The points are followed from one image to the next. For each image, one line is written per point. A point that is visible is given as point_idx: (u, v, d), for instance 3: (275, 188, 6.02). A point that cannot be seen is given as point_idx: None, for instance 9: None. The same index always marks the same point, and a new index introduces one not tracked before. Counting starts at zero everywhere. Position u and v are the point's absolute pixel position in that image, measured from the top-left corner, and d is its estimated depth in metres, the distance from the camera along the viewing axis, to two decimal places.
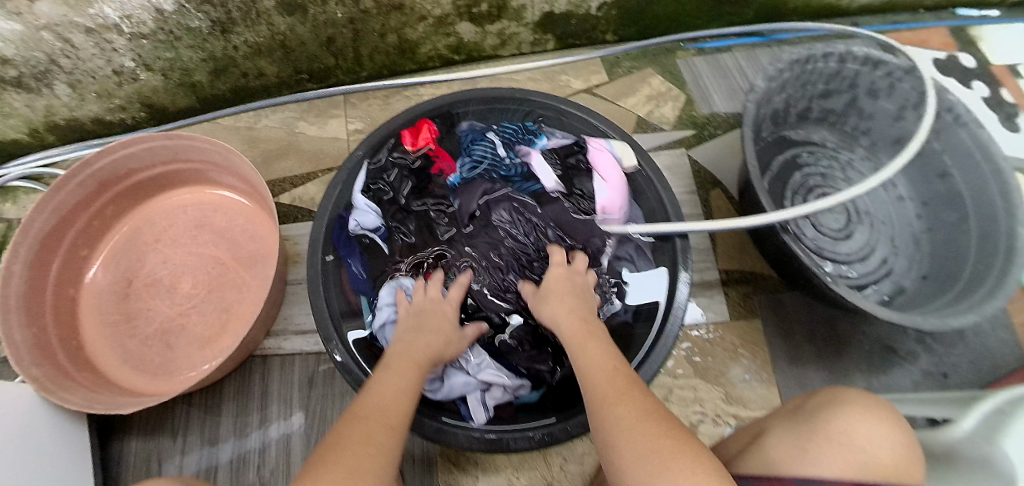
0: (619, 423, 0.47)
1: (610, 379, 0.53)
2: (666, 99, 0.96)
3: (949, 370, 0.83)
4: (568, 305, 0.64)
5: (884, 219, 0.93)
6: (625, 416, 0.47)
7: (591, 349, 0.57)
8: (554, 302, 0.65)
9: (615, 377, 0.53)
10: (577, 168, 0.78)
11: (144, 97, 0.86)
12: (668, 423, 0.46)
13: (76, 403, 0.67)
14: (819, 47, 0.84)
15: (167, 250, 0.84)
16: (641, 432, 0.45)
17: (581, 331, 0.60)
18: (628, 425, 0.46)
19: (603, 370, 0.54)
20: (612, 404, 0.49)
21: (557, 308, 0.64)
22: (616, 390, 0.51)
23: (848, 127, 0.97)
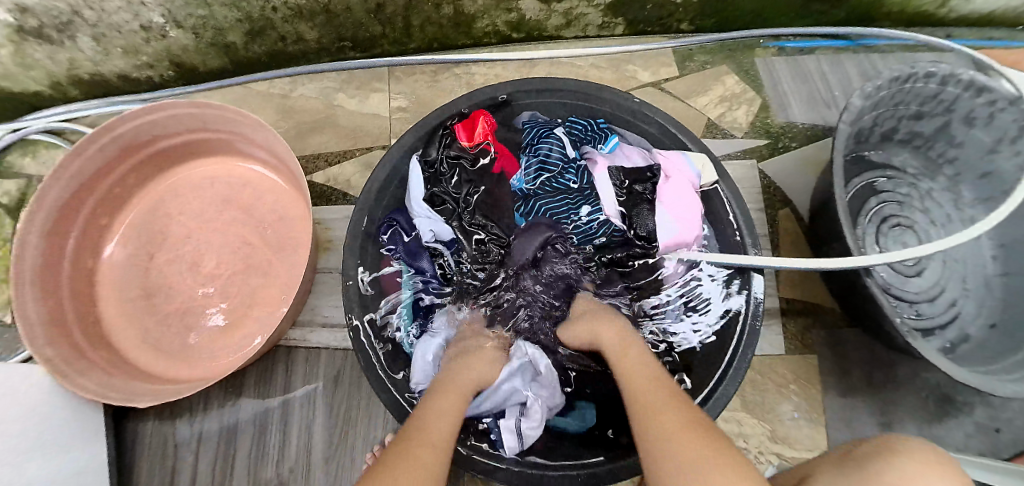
0: (660, 438, 0.44)
1: (646, 390, 0.50)
2: (740, 102, 0.87)
3: (1005, 426, 0.75)
4: (606, 328, 0.60)
5: (957, 257, 0.84)
6: (666, 429, 0.45)
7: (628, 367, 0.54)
8: (586, 322, 0.61)
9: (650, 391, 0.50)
10: (642, 196, 0.73)
11: (173, 55, 0.80)
12: (708, 436, 0.43)
13: (90, 390, 0.64)
14: (923, 65, 0.74)
15: (190, 225, 0.78)
16: (683, 447, 0.42)
17: (617, 338, 0.58)
18: (672, 441, 0.43)
19: (639, 384, 0.51)
20: (649, 422, 0.46)
21: (590, 328, 0.60)
22: (654, 404, 0.48)
23: (932, 154, 0.88)
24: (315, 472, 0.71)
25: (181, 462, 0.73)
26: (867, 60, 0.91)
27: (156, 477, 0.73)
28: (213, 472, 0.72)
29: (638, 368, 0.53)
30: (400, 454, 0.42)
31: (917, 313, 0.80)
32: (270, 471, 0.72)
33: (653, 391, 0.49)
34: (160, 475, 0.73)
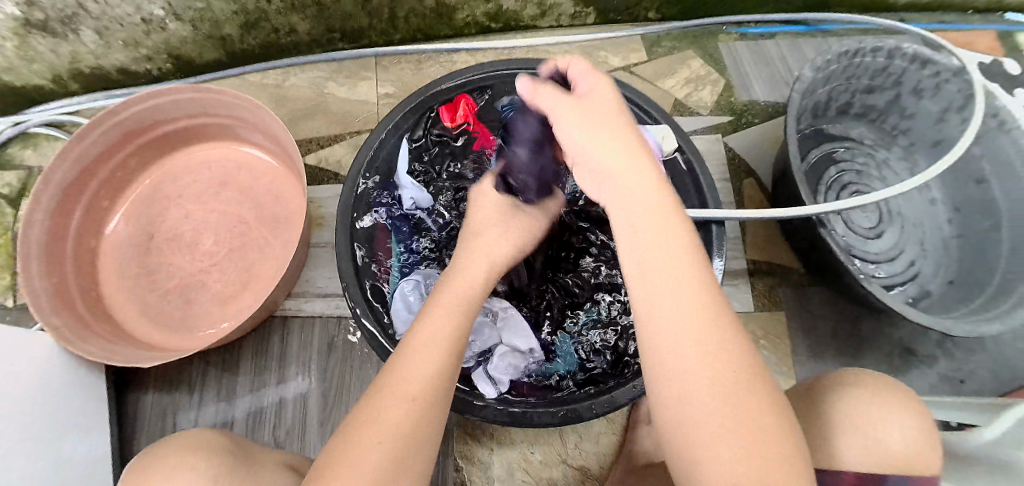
0: (690, 388, 0.35)
1: (678, 294, 0.38)
2: (705, 83, 0.94)
3: (967, 376, 0.79)
4: (621, 147, 0.43)
5: (916, 220, 0.89)
6: (699, 381, 0.35)
7: (653, 235, 0.39)
8: (603, 145, 0.42)
9: (681, 294, 0.38)
10: None
11: (171, 47, 0.85)
12: (749, 392, 0.35)
13: (94, 354, 0.67)
14: (869, 40, 0.81)
15: (189, 206, 0.83)
16: (714, 414, 0.34)
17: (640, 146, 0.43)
18: (703, 404, 0.35)
19: (667, 278, 0.38)
20: (673, 346, 0.36)
21: (604, 164, 0.42)
22: (684, 322, 0.37)
23: (887, 126, 0.95)
24: (309, 435, 0.74)
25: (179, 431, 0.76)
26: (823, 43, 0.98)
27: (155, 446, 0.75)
28: None
29: (666, 231, 0.40)
30: (378, 405, 0.40)
31: (879, 272, 0.86)
32: (267, 435, 0.74)
33: (685, 301, 0.37)
34: None
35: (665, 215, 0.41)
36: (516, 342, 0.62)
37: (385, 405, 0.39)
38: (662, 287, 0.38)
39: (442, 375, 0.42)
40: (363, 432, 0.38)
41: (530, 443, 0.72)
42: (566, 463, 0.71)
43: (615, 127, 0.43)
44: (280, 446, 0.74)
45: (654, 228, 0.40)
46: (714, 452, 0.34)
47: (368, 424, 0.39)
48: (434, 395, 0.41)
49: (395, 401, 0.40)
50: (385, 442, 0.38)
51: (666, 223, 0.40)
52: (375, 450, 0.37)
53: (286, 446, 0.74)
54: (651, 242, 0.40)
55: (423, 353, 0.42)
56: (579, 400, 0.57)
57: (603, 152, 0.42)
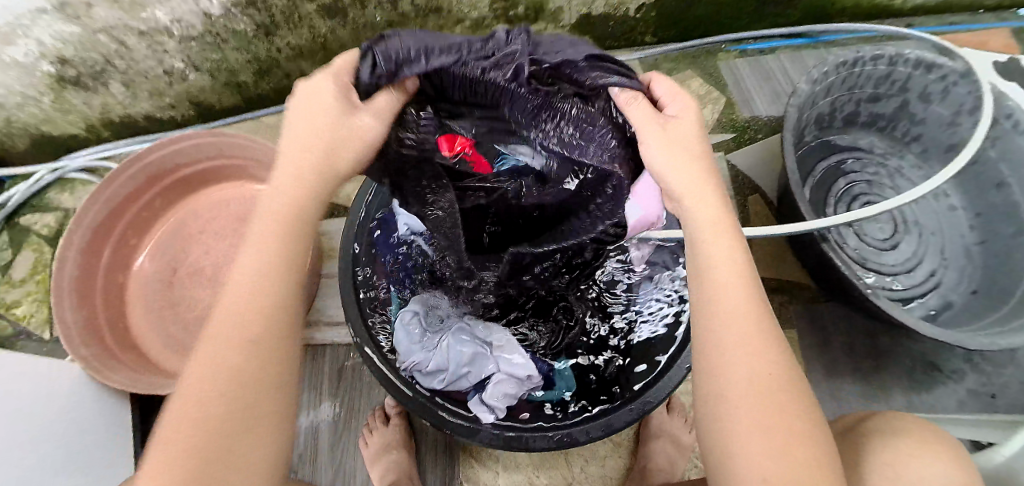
0: (735, 398, 0.36)
1: (737, 316, 0.37)
2: (705, 102, 0.94)
3: (999, 391, 0.75)
4: (693, 167, 0.41)
5: (933, 229, 0.86)
6: (748, 389, 0.35)
7: (719, 252, 0.39)
8: (684, 161, 0.41)
9: (740, 313, 0.37)
10: None
11: (192, 96, 0.91)
12: (788, 400, 0.35)
13: (119, 382, 0.72)
14: (868, 50, 0.79)
15: (210, 242, 0.88)
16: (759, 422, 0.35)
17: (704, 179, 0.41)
18: (746, 411, 0.35)
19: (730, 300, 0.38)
20: (733, 356, 0.36)
21: (683, 184, 0.41)
22: (740, 338, 0.37)
23: (898, 133, 0.92)
24: (320, 461, 0.76)
25: None
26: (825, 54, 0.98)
27: None
28: None
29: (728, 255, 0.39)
30: (207, 354, 0.35)
31: (898, 284, 0.82)
32: None
33: (740, 313, 0.37)
34: None
35: (728, 237, 0.40)
36: (514, 371, 0.61)
37: (216, 345, 0.35)
38: (724, 304, 0.38)
39: (272, 290, 0.36)
40: (196, 379, 0.34)
41: (535, 466, 0.71)
42: None
43: (692, 154, 0.41)
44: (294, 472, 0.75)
45: (723, 258, 0.39)
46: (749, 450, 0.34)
47: (203, 370, 0.34)
48: (280, 323, 0.36)
49: (225, 341, 0.35)
50: (223, 385, 0.34)
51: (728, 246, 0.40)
52: (213, 399, 0.34)
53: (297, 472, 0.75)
54: (720, 263, 0.39)
55: (243, 271, 0.36)
56: (578, 422, 0.58)
57: (690, 173, 0.41)
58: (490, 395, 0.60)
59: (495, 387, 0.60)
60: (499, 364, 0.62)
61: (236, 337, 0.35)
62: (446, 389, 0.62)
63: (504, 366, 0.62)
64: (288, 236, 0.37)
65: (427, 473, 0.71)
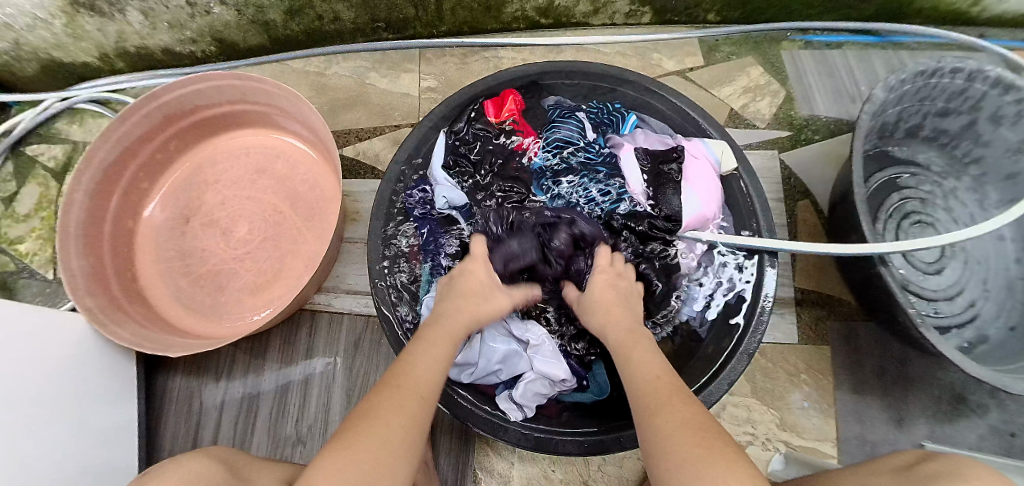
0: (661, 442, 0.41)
1: (657, 386, 0.46)
2: (764, 94, 0.88)
3: (1020, 431, 0.74)
4: (613, 309, 0.58)
5: (980, 258, 0.83)
6: (674, 430, 0.41)
7: (636, 354, 0.51)
8: (607, 323, 0.56)
9: (657, 382, 0.46)
10: (669, 177, 0.68)
11: (215, 31, 0.85)
12: (713, 429, 0.41)
13: (126, 339, 0.69)
14: (949, 61, 0.73)
15: (225, 192, 0.83)
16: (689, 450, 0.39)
17: (627, 339, 0.53)
18: (672, 446, 0.40)
19: (651, 377, 0.47)
20: (653, 416, 0.43)
21: (614, 337, 0.55)
22: (665, 399, 0.44)
23: (958, 152, 0.87)
24: (331, 431, 0.74)
25: (206, 416, 0.77)
26: (895, 56, 0.90)
27: (182, 427, 0.77)
28: (235, 427, 0.76)
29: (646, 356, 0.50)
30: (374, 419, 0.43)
31: (935, 310, 0.80)
32: (289, 428, 0.75)
33: (654, 380, 0.47)
34: (185, 427, 0.77)
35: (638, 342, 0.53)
36: (547, 371, 0.60)
37: (403, 396, 0.45)
38: (638, 383, 0.47)
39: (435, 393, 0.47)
40: (383, 420, 0.43)
41: (552, 460, 0.70)
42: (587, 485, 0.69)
43: (612, 312, 0.57)
44: (303, 439, 0.74)
45: (639, 355, 0.51)
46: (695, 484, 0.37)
47: (391, 413, 0.43)
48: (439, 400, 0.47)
49: (410, 393, 0.45)
50: (401, 427, 0.43)
51: (645, 349, 0.52)
52: (393, 435, 0.42)
53: (306, 441, 0.74)
54: (637, 358, 0.51)
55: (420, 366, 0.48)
56: (610, 430, 0.56)
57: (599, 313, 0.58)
58: (520, 392, 0.59)
59: (526, 385, 0.59)
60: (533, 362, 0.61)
61: (416, 396, 0.45)
62: (476, 380, 0.61)
63: (537, 364, 0.60)
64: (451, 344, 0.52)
65: (441, 454, 0.70)
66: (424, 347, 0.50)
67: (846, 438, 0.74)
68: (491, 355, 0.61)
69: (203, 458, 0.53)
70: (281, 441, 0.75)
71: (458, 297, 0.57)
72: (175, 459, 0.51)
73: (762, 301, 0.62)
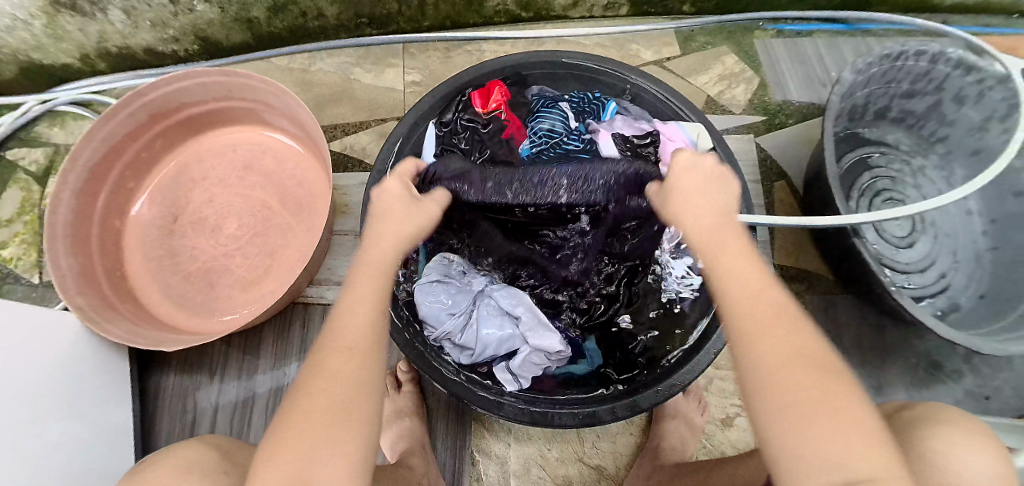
0: (774, 381, 0.37)
1: (761, 310, 0.40)
2: (739, 81, 0.91)
3: (992, 393, 0.78)
4: (711, 214, 0.47)
5: (948, 231, 0.86)
6: (798, 381, 0.37)
7: (726, 258, 0.44)
8: (690, 215, 0.48)
9: (763, 311, 0.40)
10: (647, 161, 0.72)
11: (199, 30, 0.85)
12: (836, 382, 0.37)
13: (119, 336, 0.69)
14: (913, 44, 0.77)
15: (213, 189, 0.83)
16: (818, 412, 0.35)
17: (710, 229, 0.46)
18: (799, 399, 0.36)
19: (750, 294, 0.41)
20: (759, 350, 0.39)
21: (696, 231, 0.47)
22: (783, 337, 0.39)
23: (925, 132, 0.91)
24: None
25: (200, 413, 0.77)
26: (861, 43, 0.94)
27: (177, 425, 0.77)
28: (230, 422, 0.77)
29: (741, 259, 0.44)
30: (306, 390, 0.40)
31: (909, 283, 0.83)
32: None
33: (753, 298, 0.41)
34: (179, 425, 0.77)
35: (729, 236, 0.46)
36: (542, 345, 0.61)
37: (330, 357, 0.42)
38: (735, 300, 0.41)
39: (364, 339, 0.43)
40: (313, 390, 0.40)
41: (547, 438, 0.72)
42: (583, 461, 0.71)
43: (700, 201, 0.48)
44: None
45: (736, 263, 0.43)
46: (801, 442, 0.35)
47: (317, 382, 0.41)
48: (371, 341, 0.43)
49: (342, 353, 0.42)
50: (332, 395, 0.40)
51: (743, 254, 0.44)
52: (323, 403, 0.40)
53: None
54: (731, 263, 0.44)
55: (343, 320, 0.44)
56: (601, 401, 0.58)
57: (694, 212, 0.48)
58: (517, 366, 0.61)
59: (525, 354, 0.61)
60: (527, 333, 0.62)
61: (344, 350, 0.42)
62: (474, 359, 0.62)
63: (533, 339, 0.62)
64: (384, 283, 0.47)
65: (438, 439, 0.71)
66: (349, 294, 0.46)
67: None
68: (485, 331, 0.62)
69: (202, 448, 0.52)
70: None
71: (381, 221, 0.51)
72: (172, 449, 0.51)
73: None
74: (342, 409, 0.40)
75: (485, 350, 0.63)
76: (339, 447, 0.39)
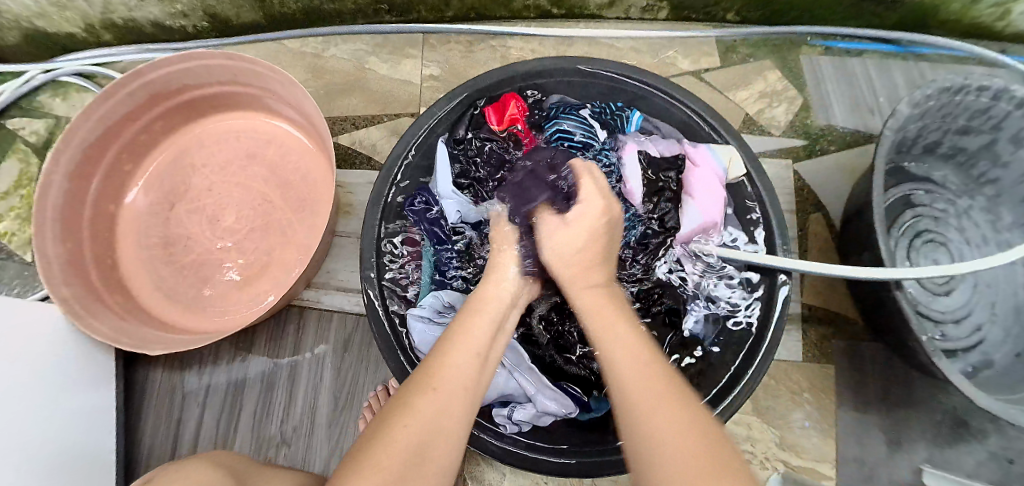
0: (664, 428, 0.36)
1: (633, 361, 0.41)
2: (780, 100, 0.85)
3: (1018, 458, 0.72)
4: (582, 258, 0.51)
5: (990, 279, 0.80)
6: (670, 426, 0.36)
7: (616, 333, 0.44)
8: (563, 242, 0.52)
9: (640, 371, 0.40)
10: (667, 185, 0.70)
11: (208, 6, 0.81)
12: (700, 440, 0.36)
13: (102, 333, 0.66)
14: (977, 77, 0.70)
15: (211, 177, 0.79)
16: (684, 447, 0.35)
17: (601, 306, 0.48)
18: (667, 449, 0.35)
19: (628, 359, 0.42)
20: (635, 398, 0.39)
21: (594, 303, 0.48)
22: (642, 369, 0.41)
23: (974, 171, 0.84)
24: (316, 436, 0.72)
25: (187, 412, 0.75)
26: (914, 68, 0.86)
27: (160, 424, 0.75)
28: (216, 426, 0.74)
29: (628, 338, 0.44)
30: (417, 400, 0.39)
31: (942, 333, 0.78)
32: (273, 429, 0.73)
33: (601, 315, 0.47)
34: (165, 423, 0.75)
35: (615, 317, 0.46)
36: (549, 408, 0.61)
37: (418, 397, 0.39)
38: (622, 363, 0.41)
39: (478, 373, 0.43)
40: (398, 424, 0.38)
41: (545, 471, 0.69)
42: None
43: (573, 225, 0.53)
44: (286, 441, 0.72)
45: (597, 313, 0.47)
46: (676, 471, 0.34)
47: (403, 419, 0.38)
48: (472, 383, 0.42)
49: (443, 395, 0.40)
50: (411, 432, 0.38)
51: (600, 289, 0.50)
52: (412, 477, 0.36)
53: (291, 443, 0.72)
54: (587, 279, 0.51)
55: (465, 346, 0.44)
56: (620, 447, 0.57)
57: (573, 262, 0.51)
58: (517, 415, 0.61)
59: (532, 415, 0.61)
60: (536, 397, 0.61)
61: (458, 392, 0.41)
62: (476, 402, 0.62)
63: (536, 396, 0.61)
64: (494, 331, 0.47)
65: None
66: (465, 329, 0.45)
67: (844, 460, 0.74)
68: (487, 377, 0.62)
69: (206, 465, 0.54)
70: (264, 442, 0.73)
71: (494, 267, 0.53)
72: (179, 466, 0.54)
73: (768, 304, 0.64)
74: (416, 453, 0.37)
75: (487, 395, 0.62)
76: (436, 465, 0.38)
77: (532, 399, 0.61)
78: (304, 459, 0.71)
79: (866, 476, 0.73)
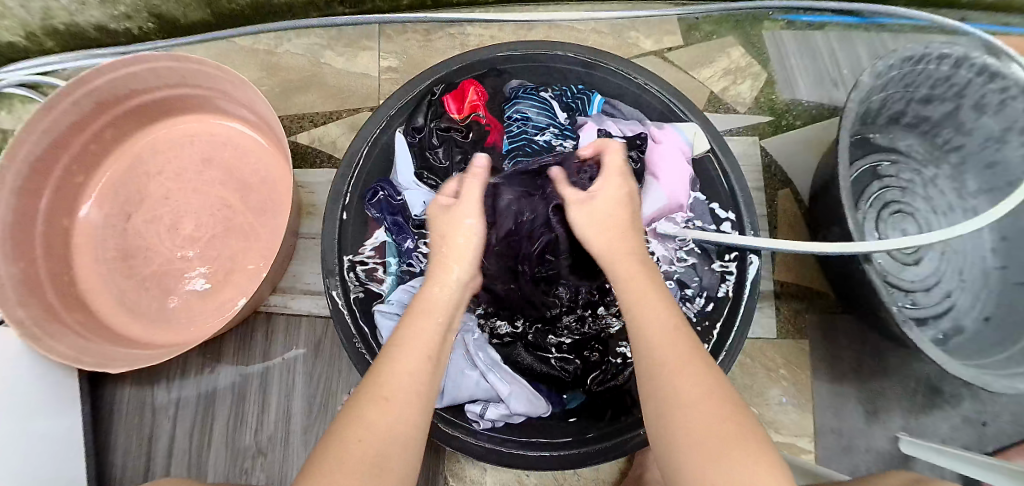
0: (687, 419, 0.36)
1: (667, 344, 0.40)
2: (745, 76, 0.85)
3: (991, 419, 0.74)
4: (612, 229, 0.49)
5: (957, 246, 0.81)
6: (698, 412, 0.36)
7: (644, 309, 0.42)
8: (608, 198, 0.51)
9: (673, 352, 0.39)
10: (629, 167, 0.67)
11: (152, 5, 0.77)
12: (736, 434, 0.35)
13: (61, 354, 0.64)
14: (938, 45, 0.69)
15: (168, 185, 0.76)
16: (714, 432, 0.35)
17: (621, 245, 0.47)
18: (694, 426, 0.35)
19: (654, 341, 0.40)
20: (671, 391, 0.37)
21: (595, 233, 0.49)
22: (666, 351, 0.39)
23: (938, 140, 0.85)
24: (293, 442, 0.71)
25: (158, 426, 0.73)
26: (877, 40, 0.86)
27: (132, 441, 0.73)
28: (189, 440, 0.72)
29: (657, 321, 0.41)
30: (367, 416, 0.37)
31: (913, 302, 0.79)
32: (248, 439, 0.71)
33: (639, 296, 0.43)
34: (137, 439, 0.73)
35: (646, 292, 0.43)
36: (522, 409, 0.60)
37: (369, 409, 0.37)
38: (652, 337, 0.40)
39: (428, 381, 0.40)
40: (349, 436, 0.36)
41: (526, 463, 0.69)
42: None
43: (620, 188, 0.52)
44: (263, 451, 0.71)
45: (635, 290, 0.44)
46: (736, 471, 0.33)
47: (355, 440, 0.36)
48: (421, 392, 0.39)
49: (398, 404, 0.38)
50: (364, 447, 0.35)
51: (630, 263, 0.46)
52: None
53: (268, 452, 0.71)
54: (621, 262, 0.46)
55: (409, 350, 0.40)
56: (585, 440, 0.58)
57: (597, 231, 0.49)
58: (489, 413, 0.60)
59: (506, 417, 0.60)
60: (511, 402, 0.60)
61: (411, 400, 0.38)
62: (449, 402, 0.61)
63: (509, 396, 0.60)
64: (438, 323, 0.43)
65: None
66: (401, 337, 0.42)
67: (822, 433, 0.74)
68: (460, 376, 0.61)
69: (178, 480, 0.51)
70: (240, 452, 0.71)
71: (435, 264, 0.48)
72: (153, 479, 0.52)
73: (738, 286, 0.64)
74: (375, 463, 0.35)
75: (460, 394, 0.61)
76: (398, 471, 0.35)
77: (505, 399, 0.60)
78: (283, 467, 0.70)
79: (844, 447, 0.74)
